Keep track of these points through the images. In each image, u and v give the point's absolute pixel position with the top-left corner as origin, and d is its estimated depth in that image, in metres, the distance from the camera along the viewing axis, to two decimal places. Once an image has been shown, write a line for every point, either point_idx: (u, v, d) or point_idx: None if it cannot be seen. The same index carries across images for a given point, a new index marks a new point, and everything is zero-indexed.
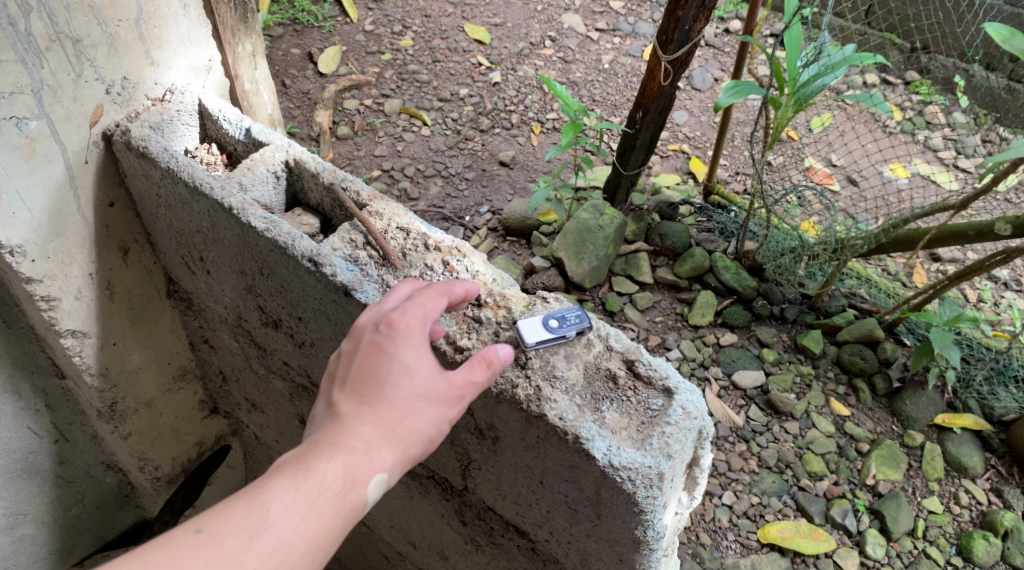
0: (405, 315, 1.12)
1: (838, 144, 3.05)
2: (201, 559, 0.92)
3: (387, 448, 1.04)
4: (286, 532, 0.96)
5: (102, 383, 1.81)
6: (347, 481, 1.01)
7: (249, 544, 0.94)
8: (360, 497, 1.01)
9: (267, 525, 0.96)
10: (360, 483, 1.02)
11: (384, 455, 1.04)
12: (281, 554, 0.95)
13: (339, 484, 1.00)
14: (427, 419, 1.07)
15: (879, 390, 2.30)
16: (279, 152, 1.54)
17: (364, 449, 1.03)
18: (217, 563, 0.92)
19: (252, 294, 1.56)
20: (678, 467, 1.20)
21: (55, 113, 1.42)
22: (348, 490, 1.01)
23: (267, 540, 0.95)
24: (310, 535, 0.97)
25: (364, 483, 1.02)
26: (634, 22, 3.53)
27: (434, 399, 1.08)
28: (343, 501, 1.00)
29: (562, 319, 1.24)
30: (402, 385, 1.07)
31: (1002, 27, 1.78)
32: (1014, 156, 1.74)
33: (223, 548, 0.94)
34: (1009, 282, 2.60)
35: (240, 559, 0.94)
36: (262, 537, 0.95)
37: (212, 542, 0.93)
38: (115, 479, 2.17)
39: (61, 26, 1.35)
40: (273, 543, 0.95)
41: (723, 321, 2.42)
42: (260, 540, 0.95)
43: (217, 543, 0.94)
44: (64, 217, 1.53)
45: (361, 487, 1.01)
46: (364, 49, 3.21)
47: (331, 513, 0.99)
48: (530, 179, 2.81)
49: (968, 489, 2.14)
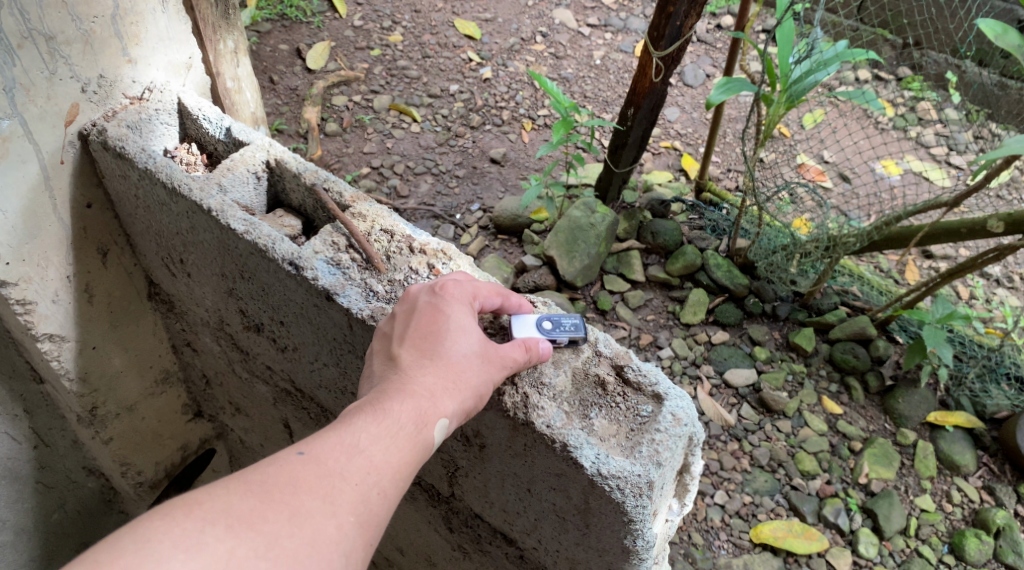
0: (458, 287, 1.17)
1: (830, 140, 3.03)
2: (309, 472, 0.93)
3: (453, 392, 1.05)
4: (375, 456, 0.97)
5: (82, 387, 1.77)
6: (421, 418, 1.02)
7: (346, 462, 0.95)
8: (431, 436, 1.02)
9: (360, 448, 0.96)
10: (433, 421, 1.02)
11: (450, 398, 1.05)
12: (375, 476, 0.96)
13: (415, 419, 1.01)
14: (487, 370, 1.09)
15: (871, 388, 2.29)
16: (259, 152, 1.51)
17: (432, 391, 1.04)
18: (323, 476, 0.93)
19: (234, 296, 1.52)
20: (668, 475, 1.18)
21: (29, 112, 1.38)
22: (424, 425, 1.01)
23: (361, 463, 0.95)
24: (396, 463, 0.98)
25: (434, 423, 1.02)
26: (626, 17, 3.51)
27: (491, 354, 1.10)
28: (419, 436, 1.01)
29: (556, 324, 1.21)
30: (460, 342, 1.09)
31: (996, 23, 1.75)
32: (1006, 155, 1.69)
33: (326, 464, 0.94)
34: (1001, 279, 2.59)
35: (342, 474, 0.94)
36: (356, 457, 0.95)
37: (315, 458, 0.94)
38: (98, 483, 2.13)
39: (34, 23, 1.31)
40: (367, 465, 0.96)
41: (715, 319, 2.40)
42: (356, 461, 0.95)
43: (322, 460, 0.94)
44: (38, 218, 1.49)
45: (434, 426, 1.02)
46: (353, 44, 3.16)
47: (411, 445, 1.00)
48: (521, 176, 2.78)
49: (961, 487, 2.12)
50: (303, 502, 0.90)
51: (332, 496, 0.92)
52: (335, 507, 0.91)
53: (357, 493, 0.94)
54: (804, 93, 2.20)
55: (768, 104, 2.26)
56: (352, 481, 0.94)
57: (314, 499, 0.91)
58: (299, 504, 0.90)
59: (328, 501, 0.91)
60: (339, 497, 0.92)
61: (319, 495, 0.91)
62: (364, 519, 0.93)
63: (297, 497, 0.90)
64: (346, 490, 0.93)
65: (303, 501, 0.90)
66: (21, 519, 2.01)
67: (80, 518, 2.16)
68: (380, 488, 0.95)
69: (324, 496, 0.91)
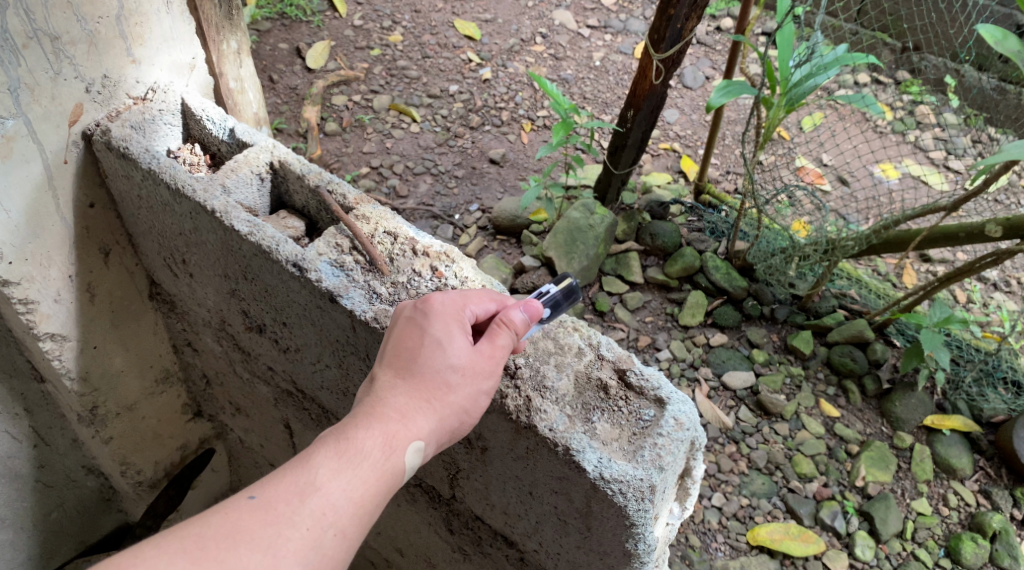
0: (439, 296, 1.15)
1: (829, 143, 3.04)
2: (254, 524, 0.92)
3: (426, 413, 1.06)
4: (334, 495, 0.96)
5: (83, 387, 1.77)
6: (388, 446, 1.02)
7: (299, 507, 0.94)
8: (401, 462, 1.02)
9: (317, 488, 0.96)
10: (401, 448, 1.02)
11: (422, 420, 1.05)
12: (332, 516, 0.95)
13: (381, 447, 1.01)
14: (467, 385, 1.08)
15: (868, 391, 2.29)
16: (263, 153, 1.51)
17: (404, 415, 1.04)
18: (269, 526, 0.92)
19: (236, 298, 1.52)
20: (670, 478, 1.18)
21: (33, 112, 1.38)
22: (390, 454, 1.01)
23: (317, 503, 0.95)
24: (357, 498, 0.98)
25: (403, 449, 1.03)
26: (625, 19, 3.51)
27: (472, 367, 1.09)
28: (385, 464, 1.01)
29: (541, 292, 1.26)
30: (436, 358, 1.08)
31: (995, 28, 1.75)
32: (1004, 160, 1.69)
33: (276, 511, 0.93)
34: (998, 284, 2.60)
35: (292, 521, 0.93)
36: (310, 500, 0.95)
37: (265, 506, 0.93)
38: (97, 483, 2.13)
39: (39, 23, 1.31)
40: (323, 506, 0.95)
41: (713, 321, 2.41)
42: (311, 503, 0.95)
43: (272, 505, 0.94)
44: (41, 218, 1.49)
45: (403, 452, 1.02)
46: (353, 44, 3.16)
47: (376, 476, 1.00)
48: (520, 177, 2.78)
49: (957, 491, 2.13)
50: (242, 559, 0.90)
51: (277, 547, 0.92)
52: (279, 559, 0.91)
53: (310, 537, 0.94)
54: (803, 97, 2.21)
55: (767, 108, 2.26)
56: (305, 526, 0.94)
57: (257, 553, 0.90)
58: (240, 561, 0.89)
59: (270, 554, 0.91)
60: (284, 548, 0.92)
61: (263, 548, 0.91)
62: (315, 565, 0.93)
63: (237, 554, 0.90)
64: (295, 539, 0.93)
65: (244, 558, 0.90)
66: (20, 518, 2.01)
67: (78, 518, 2.16)
68: (337, 528, 0.96)
69: (268, 549, 0.91)
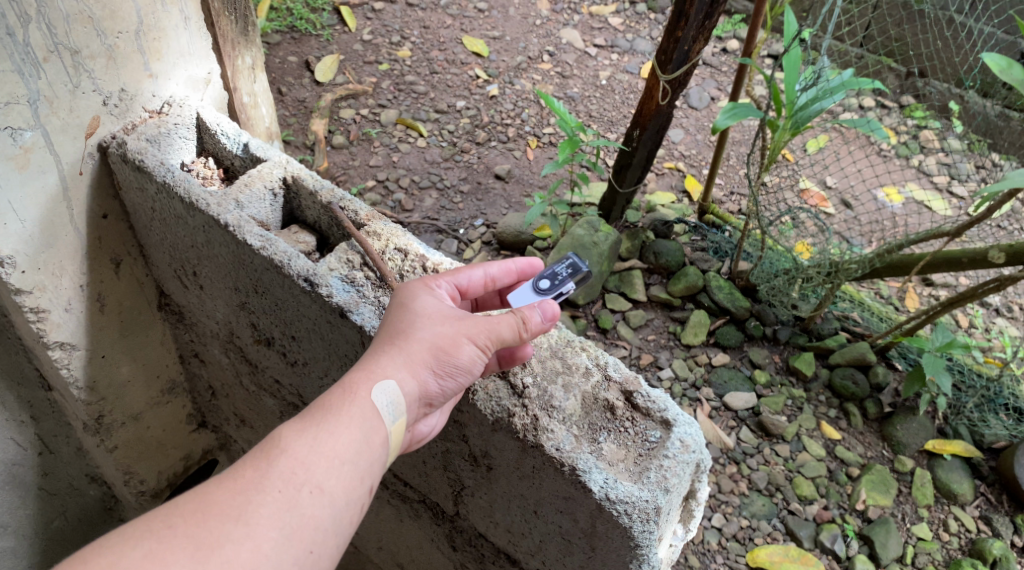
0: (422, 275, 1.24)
1: (833, 166, 3.05)
2: (224, 494, 0.93)
3: (392, 360, 1.08)
4: (302, 452, 0.98)
5: (90, 396, 1.78)
6: (352, 396, 1.04)
7: (267, 470, 0.96)
8: (369, 407, 1.04)
9: (283, 450, 0.98)
10: (365, 395, 1.05)
11: (389, 367, 1.07)
12: (303, 473, 0.97)
13: (346, 399, 1.04)
14: (435, 332, 1.11)
15: (870, 414, 2.30)
16: (277, 169, 1.53)
17: (368, 365, 1.08)
18: (239, 495, 0.94)
19: (245, 310, 1.54)
20: (675, 500, 1.19)
21: (51, 124, 1.40)
22: (355, 402, 1.04)
23: (285, 464, 0.97)
24: (327, 452, 0.99)
25: (370, 395, 1.05)
26: (632, 39, 3.55)
27: (439, 319, 1.13)
28: (353, 412, 1.03)
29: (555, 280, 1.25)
30: (403, 315, 1.14)
31: (999, 57, 1.77)
32: (1009, 188, 1.69)
33: (245, 480, 0.95)
34: (1001, 309, 2.61)
35: (261, 486, 0.95)
36: (278, 463, 0.97)
37: (234, 476, 0.95)
38: (99, 491, 2.14)
39: (60, 37, 1.33)
40: (291, 465, 0.97)
41: (715, 341, 2.42)
42: (278, 465, 0.97)
43: (240, 475, 0.96)
44: (56, 228, 1.51)
45: (369, 398, 1.05)
46: (362, 58, 3.19)
47: (346, 426, 1.02)
48: (526, 193, 2.80)
49: (958, 516, 2.13)
50: (212, 531, 0.90)
51: (248, 514, 0.93)
52: (251, 525, 0.92)
53: (284, 497, 0.95)
54: (809, 120, 2.22)
55: (773, 130, 2.28)
56: (276, 488, 0.95)
57: (229, 521, 0.91)
58: (211, 532, 0.90)
59: (242, 521, 0.92)
60: (256, 513, 0.93)
61: (234, 516, 0.92)
62: (291, 526, 0.94)
63: (207, 527, 0.90)
64: (267, 502, 0.94)
65: (215, 527, 0.91)
66: (22, 526, 2.01)
67: (80, 527, 2.16)
68: (311, 482, 0.97)
69: (240, 516, 0.92)
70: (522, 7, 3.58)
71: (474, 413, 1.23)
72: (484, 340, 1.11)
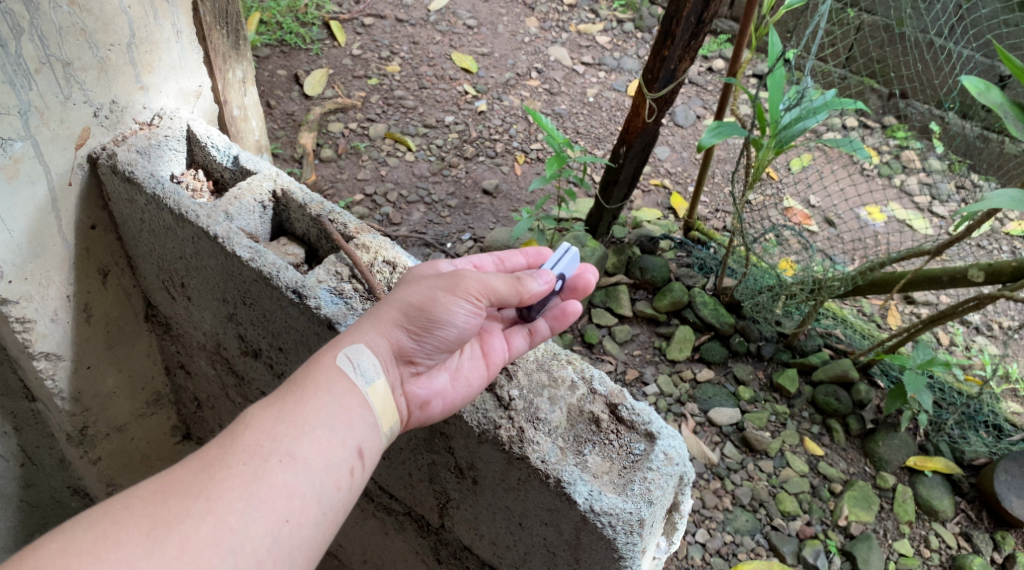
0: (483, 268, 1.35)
1: (817, 184, 3.09)
2: (186, 473, 0.96)
3: (365, 323, 1.15)
4: (267, 423, 1.02)
5: (74, 407, 1.78)
6: (320, 365, 1.10)
7: (233, 445, 1.00)
8: (337, 371, 1.09)
9: (248, 425, 1.02)
10: (333, 358, 1.10)
11: (362, 330, 1.14)
12: (269, 443, 1.00)
13: (313, 366, 1.10)
14: (411, 292, 1.16)
15: (852, 430, 2.32)
16: (267, 181, 1.54)
17: (343, 334, 1.14)
18: (198, 473, 0.96)
19: (233, 322, 1.54)
20: (658, 512, 1.20)
21: (41, 135, 1.40)
22: (321, 368, 1.09)
23: (251, 436, 1.01)
24: (292, 419, 1.03)
25: (338, 359, 1.10)
26: (619, 57, 3.61)
27: (420, 282, 1.18)
28: (320, 376, 1.08)
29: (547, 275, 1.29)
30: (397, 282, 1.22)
31: (977, 80, 1.78)
32: (986, 209, 1.71)
33: (207, 457, 0.98)
34: (981, 327, 2.65)
35: (225, 461, 0.98)
36: (242, 436, 1.01)
37: (197, 457, 0.99)
38: (81, 504, 2.13)
39: (52, 49, 1.34)
40: (255, 437, 1.01)
41: (700, 356, 2.44)
42: (242, 439, 1.00)
43: (204, 453, 0.99)
44: (44, 238, 1.51)
45: (338, 361, 1.10)
46: (351, 72, 3.21)
47: (314, 392, 1.06)
48: (513, 208, 2.82)
49: (939, 533, 2.15)
50: (171, 509, 0.92)
51: (208, 489, 0.95)
52: (212, 499, 0.94)
53: (251, 468, 0.98)
54: (793, 138, 2.23)
55: (758, 148, 2.30)
56: (242, 460, 0.98)
57: (188, 499, 0.94)
58: (168, 511, 0.92)
59: (203, 495, 0.94)
60: (217, 488, 0.95)
61: (194, 493, 0.94)
62: (259, 495, 0.96)
63: (164, 505, 0.92)
64: (230, 476, 0.96)
65: (173, 504, 0.93)
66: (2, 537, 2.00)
67: None
68: (279, 451, 1.00)
69: (200, 492, 0.94)
70: (511, 25, 3.63)
71: (460, 425, 1.25)
72: (466, 292, 1.14)
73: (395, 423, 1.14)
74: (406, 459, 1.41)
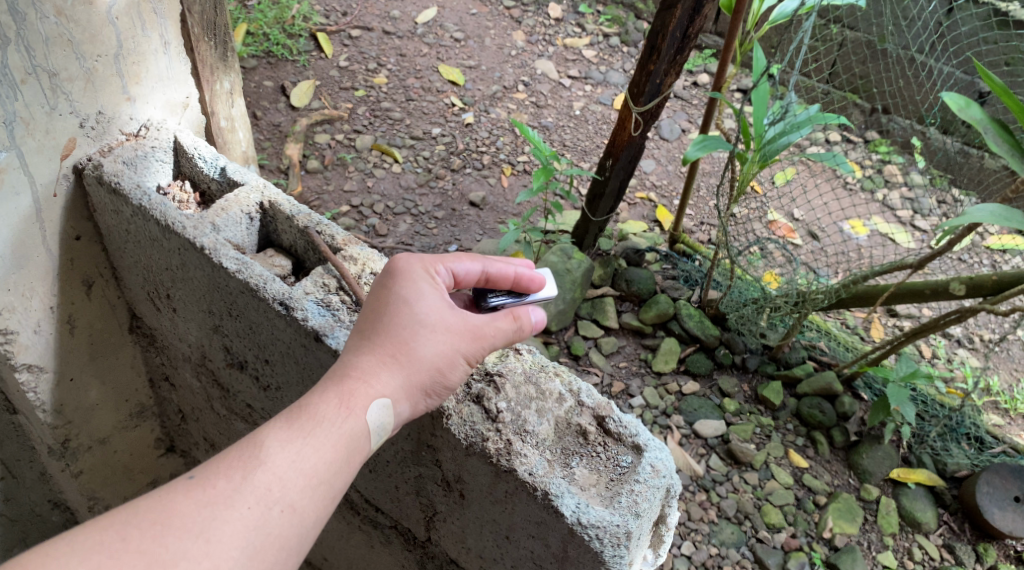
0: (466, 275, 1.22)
1: (800, 198, 3.12)
2: (189, 506, 0.95)
3: (389, 374, 1.10)
4: (280, 468, 1.00)
5: (56, 420, 1.76)
6: (347, 413, 1.06)
7: (242, 484, 0.98)
8: (361, 428, 1.06)
9: (261, 462, 1.00)
10: (362, 414, 1.06)
11: (387, 382, 1.10)
12: (278, 491, 0.99)
13: (340, 414, 1.05)
14: (438, 350, 1.13)
15: (836, 442, 2.33)
16: (254, 193, 1.54)
17: (365, 377, 1.09)
18: (202, 508, 0.95)
19: (218, 334, 1.54)
20: (645, 525, 1.20)
21: (26, 145, 1.40)
22: (349, 419, 1.05)
23: (263, 479, 0.99)
24: (309, 472, 1.01)
25: (364, 413, 1.07)
26: (605, 71, 3.64)
27: (442, 334, 1.14)
28: (345, 433, 1.05)
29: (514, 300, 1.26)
30: (405, 314, 1.13)
31: (956, 96, 1.81)
32: (967, 223, 1.73)
33: (213, 492, 0.97)
34: (962, 340, 2.68)
35: (230, 501, 0.96)
36: (254, 477, 0.98)
37: (203, 487, 0.97)
38: (61, 518, 2.10)
39: (38, 59, 1.34)
40: (265, 481, 0.99)
41: (686, 368, 2.45)
42: (253, 479, 0.98)
43: (209, 485, 0.97)
44: (27, 249, 1.50)
45: (364, 415, 1.07)
46: (338, 84, 3.21)
47: (332, 445, 1.04)
48: (500, 220, 2.83)
49: (922, 545, 2.16)
50: (168, 548, 0.91)
51: (208, 531, 0.94)
52: (210, 543, 0.93)
53: (254, 514, 0.97)
54: (777, 152, 2.26)
55: (742, 162, 2.32)
56: (246, 504, 0.97)
57: (188, 538, 0.93)
58: (166, 548, 0.91)
59: (201, 536, 0.93)
60: (218, 531, 0.94)
61: (193, 533, 0.93)
62: (255, 545, 0.96)
63: (163, 542, 0.92)
64: (233, 519, 0.95)
65: (172, 542, 0.92)
66: None
67: None
68: (285, 501, 0.99)
69: (200, 532, 0.93)
70: (498, 38, 3.65)
71: (447, 437, 1.25)
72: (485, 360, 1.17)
73: None
74: (393, 472, 1.40)
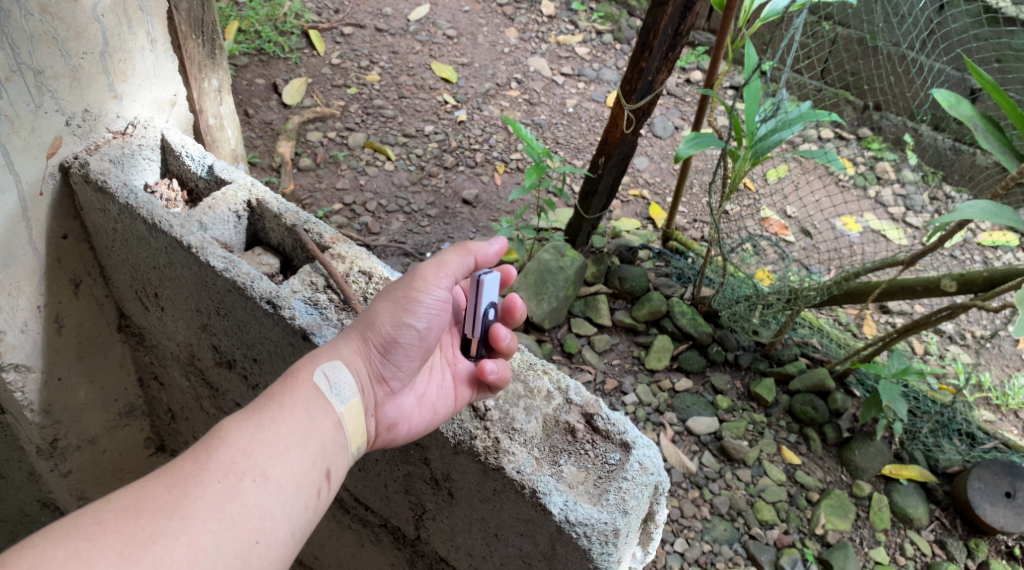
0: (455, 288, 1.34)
1: (793, 196, 3.12)
2: (159, 489, 0.95)
3: (337, 342, 1.18)
4: (242, 440, 1.02)
5: (44, 419, 1.75)
6: (295, 382, 1.11)
7: (207, 461, 0.99)
8: (311, 390, 1.11)
9: (224, 441, 1.02)
10: (308, 377, 1.12)
11: (334, 347, 1.17)
12: (244, 462, 1.00)
13: (288, 384, 1.11)
14: (376, 305, 1.19)
15: (829, 439, 2.34)
16: (241, 191, 1.53)
17: (316, 351, 1.17)
18: (174, 489, 0.96)
19: (206, 332, 1.53)
20: (633, 522, 1.20)
21: (11, 143, 1.39)
22: (297, 386, 1.10)
23: (228, 452, 1.01)
24: (271, 440, 1.03)
25: (311, 376, 1.12)
26: (598, 68, 3.63)
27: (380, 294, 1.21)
28: (298, 396, 1.10)
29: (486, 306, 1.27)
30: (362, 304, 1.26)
31: (947, 93, 1.80)
32: (958, 219, 1.71)
33: (182, 473, 0.98)
34: (954, 336, 2.69)
35: (200, 479, 0.97)
36: (218, 453, 1.00)
37: (171, 471, 0.98)
38: (51, 518, 2.10)
39: (23, 57, 1.33)
40: (229, 454, 1.00)
41: (678, 366, 2.46)
42: (218, 455, 1.00)
43: (176, 468, 0.98)
44: (13, 248, 1.49)
45: (311, 379, 1.12)
46: (330, 82, 3.20)
47: (290, 410, 1.08)
48: (493, 218, 2.83)
49: (913, 540, 2.17)
50: (146, 528, 0.92)
51: (183, 508, 0.94)
52: (187, 519, 0.94)
53: (225, 488, 0.98)
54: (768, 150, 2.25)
55: (735, 159, 2.31)
56: (216, 478, 0.98)
57: (164, 518, 0.93)
58: (143, 528, 0.92)
59: (176, 513, 0.94)
60: (192, 507, 0.95)
61: (168, 512, 0.94)
62: (233, 516, 0.96)
63: (139, 523, 0.92)
64: (205, 494, 0.96)
65: (147, 523, 0.92)
66: None
67: None
68: (254, 469, 1.00)
69: (175, 510, 0.94)
70: (490, 35, 3.64)
71: (436, 436, 1.25)
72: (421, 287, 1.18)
73: (365, 441, 1.16)
74: (381, 470, 1.40)
